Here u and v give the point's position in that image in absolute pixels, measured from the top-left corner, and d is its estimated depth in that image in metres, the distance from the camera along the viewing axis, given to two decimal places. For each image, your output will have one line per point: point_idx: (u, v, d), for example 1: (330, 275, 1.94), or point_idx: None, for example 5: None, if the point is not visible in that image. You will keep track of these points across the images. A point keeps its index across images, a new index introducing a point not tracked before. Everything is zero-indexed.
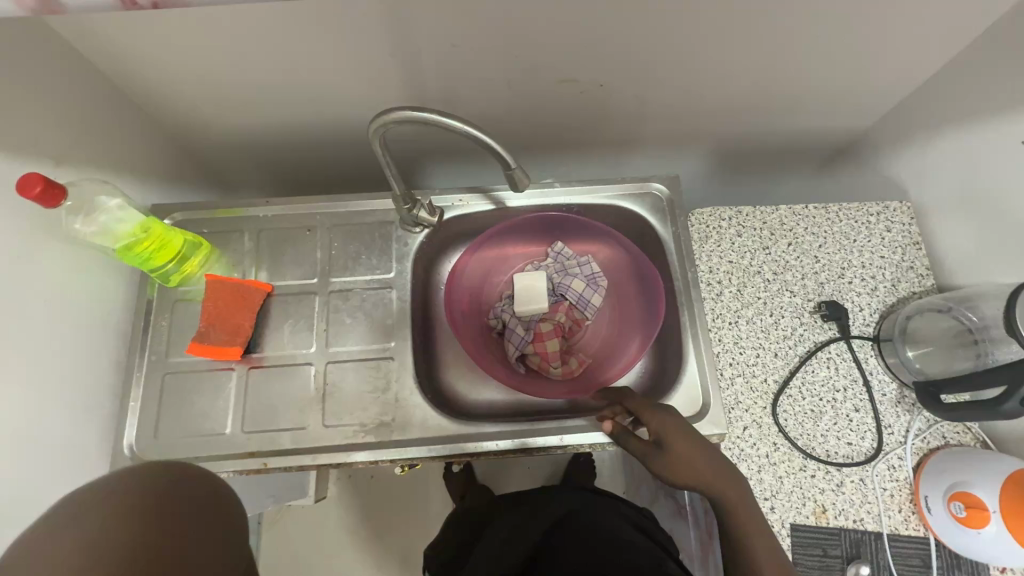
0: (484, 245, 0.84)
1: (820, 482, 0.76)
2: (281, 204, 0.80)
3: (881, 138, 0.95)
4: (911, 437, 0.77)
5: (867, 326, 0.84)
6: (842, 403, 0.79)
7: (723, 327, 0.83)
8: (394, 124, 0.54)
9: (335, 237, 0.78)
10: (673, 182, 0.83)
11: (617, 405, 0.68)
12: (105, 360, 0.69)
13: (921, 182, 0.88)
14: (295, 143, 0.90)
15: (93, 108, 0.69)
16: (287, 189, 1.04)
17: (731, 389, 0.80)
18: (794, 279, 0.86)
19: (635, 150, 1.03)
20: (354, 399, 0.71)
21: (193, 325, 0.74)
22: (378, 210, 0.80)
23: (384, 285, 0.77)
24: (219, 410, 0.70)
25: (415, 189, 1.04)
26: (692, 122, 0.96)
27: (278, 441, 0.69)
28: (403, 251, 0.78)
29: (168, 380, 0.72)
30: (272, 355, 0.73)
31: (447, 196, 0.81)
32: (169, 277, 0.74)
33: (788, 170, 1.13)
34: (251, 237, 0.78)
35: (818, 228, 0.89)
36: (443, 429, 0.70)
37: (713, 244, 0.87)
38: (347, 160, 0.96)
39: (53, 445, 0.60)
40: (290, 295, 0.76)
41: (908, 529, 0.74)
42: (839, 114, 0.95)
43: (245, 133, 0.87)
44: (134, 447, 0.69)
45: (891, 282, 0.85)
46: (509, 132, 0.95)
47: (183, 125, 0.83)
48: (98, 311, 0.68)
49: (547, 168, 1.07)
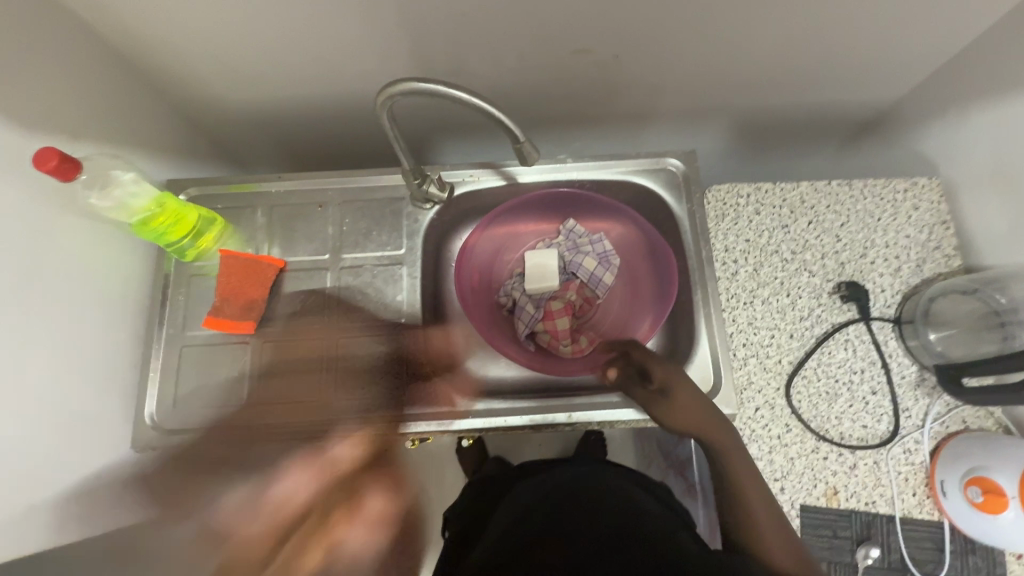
0: (494, 222, 0.84)
1: (832, 464, 0.75)
2: (293, 180, 0.80)
3: (911, 112, 0.91)
4: (929, 420, 0.75)
5: (888, 308, 0.81)
6: (858, 386, 0.78)
7: (737, 307, 0.82)
8: (400, 96, 0.54)
9: (346, 212, 0.78)
10: (690, 158, 0.81)
11: (619, 356, 0.73)
12: (125, 332, 0.71)
13: (952, 158, 0.84)
14: (306, 119, 0.90)
15: (107, 83, 0.69)
16: (300, 165, 1.04)
17: (743, 370, 0.79)
18: (814, 258, 0.84)
19: (652, 124, 1.00)
20: (365, 374, 0.72)
21: (208, 299, 0.76)
22: (388, 186, 0.80)
23: (395, 261, 0.77)
24: (235, 382, 0.72)
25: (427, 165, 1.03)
26: (711, 95, 0.93)
27: (292, 413, 0.70)
28: (414, 227, 0.78)
29: (186, 352, 0.74)
30: (285, 330, 0.74)
31: (458, 171, 0.81)
32: (185, 252, 0.75)
33: (811, 146, 1.09)
34: (263, 212, 0.79)
35: (840, 205, 0.86)
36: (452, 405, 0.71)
37: (730, 222, 0.85)
38: (358, 136, 0.96)
39: (75, 413, 0.63)
40: (302, 270, 0.76)
41: (922, 513, 0.73)
42: (866, 86, 0.90)
43: (257, 108, 0.87)
44: (154, 416, 0.71)
45: (915, 263, 0.82)
46: (522, 106, 0.93)
47: (196, 101, 0.83)
48: (118, 285, 0.70)
49: (561, 143, 1.04)
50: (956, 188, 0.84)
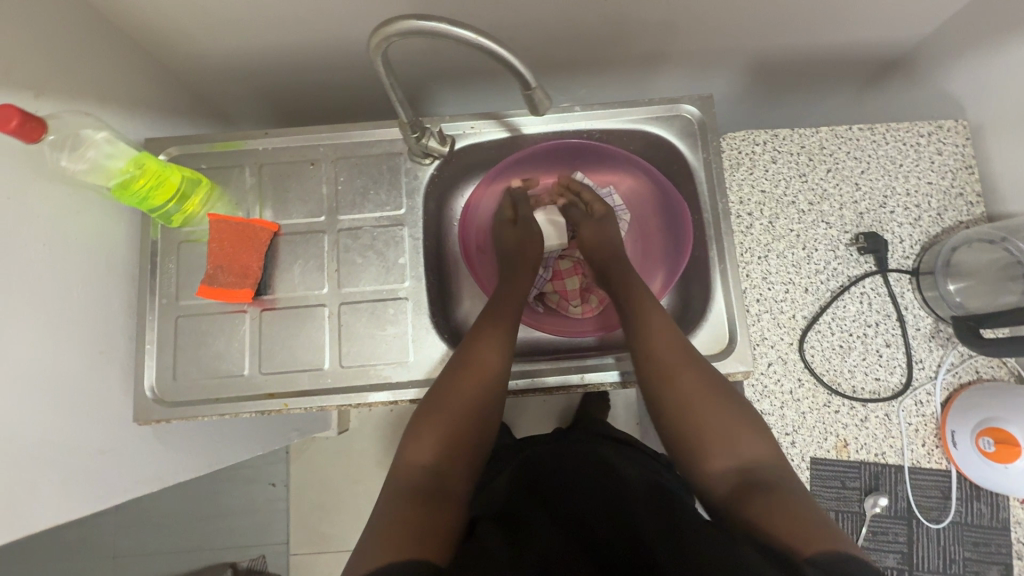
0: (501, 179, 0.80)
1: (844, 417, 0.75)
2: (280, 136, 0.74)
3: (939, 48, 0.85)
4: (942, 371, 0.75)
5: (906, 259, 0.79)
6: (872, 338, 0.77)
7: (751, 261, 0.79)
8: (397, 37, 0.48)
9: (340, 170, 0.73)
10: (706, 103, 0.75)
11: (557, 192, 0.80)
12: (116, 303, 0.68)
13: (981, 98, 0.79)
14: (292, 69, 0.83)
15: (72, 32, 0.62)
16: (290, 122, 0.98)
17: (757, 325, 0.77)
18: (831, 209, 0.80)
19: (663, 67, 0.93)
20: (370, 340, 0.70)
21: (200, 266, 0.72)
22: (384, 140, 0.74)
23: (395, 222, 0.73)
24: (236, 351, 0.70)
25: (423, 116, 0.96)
26: (727, 33, 0.86)
27: (297, 381, 0.69)
28: (413, 185, 0.73)
29: (182, 322, 0.71)
30: (284, 297, 0.71)
31: (459, 123, 0.75)
32: (171, 217, 0.71)
33: (829, 88, 1.03)
34: (252, 172, 0.74)
35: (861, 151, 0.81)
36: None
37: (745, 171, 0.81)
38: (349, 87, 0.89)
39: (68, 389, 0.60)
40: (298, 234, 0.72)
41: (930, 462, 0.74)
42: (894, 20, 0.83)
43: (238, 58, 0.79)
44: (155, 389, 0.69)
45: (936, 211, 0.79)
46: (525, 51, 0.86)
47: (167, 52, 0.76)
48: (103, 253, 0.66)
49: (566, 91, 0.98)
50: (984, 129, 0.79)
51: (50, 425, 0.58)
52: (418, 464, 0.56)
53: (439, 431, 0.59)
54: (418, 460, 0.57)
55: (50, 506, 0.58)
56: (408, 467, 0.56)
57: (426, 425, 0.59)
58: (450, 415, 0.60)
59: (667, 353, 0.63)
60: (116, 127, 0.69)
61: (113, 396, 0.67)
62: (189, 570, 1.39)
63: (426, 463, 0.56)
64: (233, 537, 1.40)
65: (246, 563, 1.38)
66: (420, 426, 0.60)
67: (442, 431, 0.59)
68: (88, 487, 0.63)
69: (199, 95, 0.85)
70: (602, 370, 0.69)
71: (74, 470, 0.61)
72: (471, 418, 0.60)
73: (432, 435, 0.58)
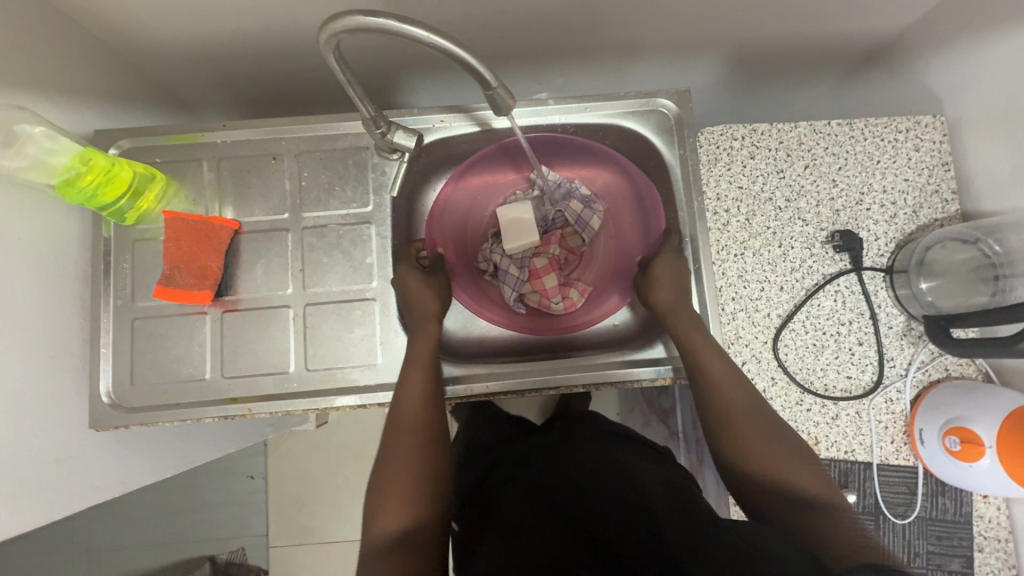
0: (457, 179, 0.76)
1: (815, 415, 0.75)
2: (239, 128, 0.71)
3: (918, 41, 0.83)
4: (912, 369, 0.75)
5: (881, 257, 0.79)
6: (845, 337, 0.77)
7: (727, 259, 0.78)
8: (346, 33, 0.45)
9: (304, 165, 0.70)
10: (684, 97, 0.73)
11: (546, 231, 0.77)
12: (67, 304, 0.65)
13: (959, 93, 0.78)
14: (254, 57, 0.79)
15: (10, 16, 0.58)
16: (255, 111, 0.94)
17: (731, 324, 0.77)
18: (809, 206, 0.79)
19: (640, 57, 0.91)
20: (338, 343, 0.68)
21: (157, 266, 0.69)
22: (350, 134, 0.71)
23: (362, 220, 0.70)
24: (197, 355, 0.67)
25: (394, 106, 0.93)
26: (706, 21, 0.83)
27: (260, 385, 0.66)
28: (380, 180, 0.70)
29: (139, 325, 0.68)
30: (246, 298, 0.68)
31: (427, 116, 0.72)
32: (124, 214, 0.67)
33: (809, 78, 1.01)
34: (210, 166, 0.70)
35: (839, 147, 0.80)
36: None
37: (723, 167, 0.80)
38: (314, 76, 0.85)
39: (16, 396, 0.58)
40: (260, 232, 0.69)
41: (898, 459, 0.75)
42: (877, 11, 0.81)
43: (194, 44, 0.75)
44: (112, 394, 0.66)
45: (911, 209, 0.79)
46: (499, 39, 0.82)
47: (115, 36, 0.71)
48: (51, 253, 0.63)
49: (542, 80, 0.95)
50: (960, 126, 0.78)
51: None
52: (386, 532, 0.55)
53: (400, 481, 0.57)
54: (386, 525, 0.55)
55: (2, 516, 0.56)
56: (375, 541, 0.54)
57: (386, 497, 0.56)
58: (399, 469, 0.58)
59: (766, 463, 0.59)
60: (62, 120, 0.65)
61: (67, 402, 0.64)
62: (165, 564, 1.38)
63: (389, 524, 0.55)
64: (211, 530, 1.39)
65: (225, 555, 1.37)
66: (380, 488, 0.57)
67: (405, 481, 0.57)
68: (43, 497, 0.61)
69: (153, 81, 0.81)
70: (584, 370, 0.69)
71: (28, 481, 0.59)
72: (426, 452, 0.60)
73: (393, 490, 0.57)
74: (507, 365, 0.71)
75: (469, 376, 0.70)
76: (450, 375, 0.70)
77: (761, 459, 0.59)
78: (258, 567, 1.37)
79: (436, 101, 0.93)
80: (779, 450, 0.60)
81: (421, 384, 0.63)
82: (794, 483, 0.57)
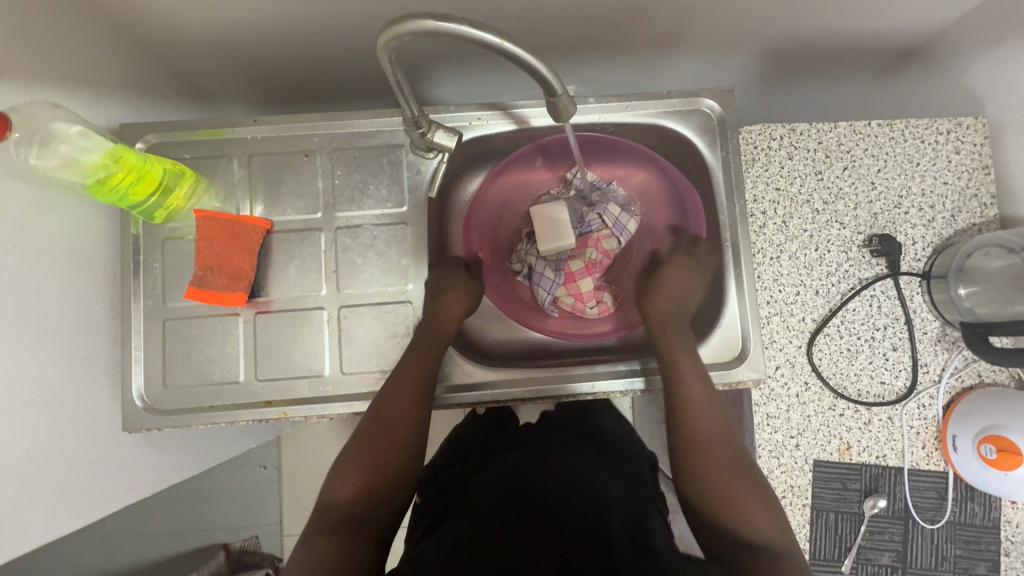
0: (496, 175, 0.74)
1: (848, 420, 0.75)
2: (270, 123, 0.68)
3: (962, 39, 0.81)
4: (946, 375, 0.75)
5: (918, 262, 0.78)
6: (880, 342, 0.76)
7: (763, 262, 0.77)
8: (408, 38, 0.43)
9: (337, 163, 0.68)
10: (727, 97, 0.72)
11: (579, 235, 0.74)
12: (96, 304, 0.63)
13: (1004, 95, 0.76)
14: (281, 47, 0.76)
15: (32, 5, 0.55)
16: (279, 102, 0.91)
17: (766, 327, 0.76)
18: (846, 209, 0.78)
19: (675, 50, 0.88)
20: (373, 346, 0.67)
21: (187, 266, 0.67)
22: (384, 131, 0.69)
23: (398, 220, 0.68)
24: (231, 357, 0.66)
25: (420, 99, 0.90)
26: (747, 14, 0.81)
27: (295, 389, 0.66)
28: (415, 180, 0.68)
29: (170, 326, 0.66)
30: (279, 300, 0.67)
31: (465, 114, 0.70)
32: (154, 212, 0.65)
33: (843, 75, 0.99)
34: (240, 163, 0.68)
35: (879, 149, 0.79)
36: (465, 376, 0.70)
37: (761, 167, 0.78)
38: (342, 67, 0.83)
39: (48, 401, 0.57)
40: (292, 232, 0.68)
41: (929, 464, 0.75)
42: (922, 8, 0.79)
43: (218, 34, 0.72)
44: (145, 396, 0.65)
45: (950, 213, 0.78)
46: (534, 31, 0.80)
47: (139, 25, 0.68)
48: (79, 252, 0.61)
49: (574, 73, 0.92)
50: (1003, 129, 0.77)
51: (33, 441, 0.55)
52: (342, 499, 0.56)
53: (363, 464, 0.58)
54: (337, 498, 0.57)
55: (35, 521, 0.55)
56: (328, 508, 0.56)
57: (351, 474, 0.58)
58: (373, 453, 0.59)
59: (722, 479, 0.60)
60: (87, 114, 0.63)
61: (97, 403, 0.64)
62: (179, 552, 1.39)
63: (347, 495, 0.57)
64: (224, 519, 1.40)
65: (239, 544, 1.38)
66: (346, 459, 0.59)
67: (371, 468, 0.58)
68: (75, 500, 0.60)
69: (178, 72, 0.78)
70: (613, 378, 0.69)
71: (60, 485, 0.58)
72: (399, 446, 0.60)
73: (353, 471, 0.58)
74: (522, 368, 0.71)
75: (502, 380, 0.69)
76: (475, 377, 0.70)
77: (715, 480, 0.60)
78: (272, 555, 1.38)
79: (464, 95, 0.91)
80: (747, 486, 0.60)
81: (415, 386, 0.62)
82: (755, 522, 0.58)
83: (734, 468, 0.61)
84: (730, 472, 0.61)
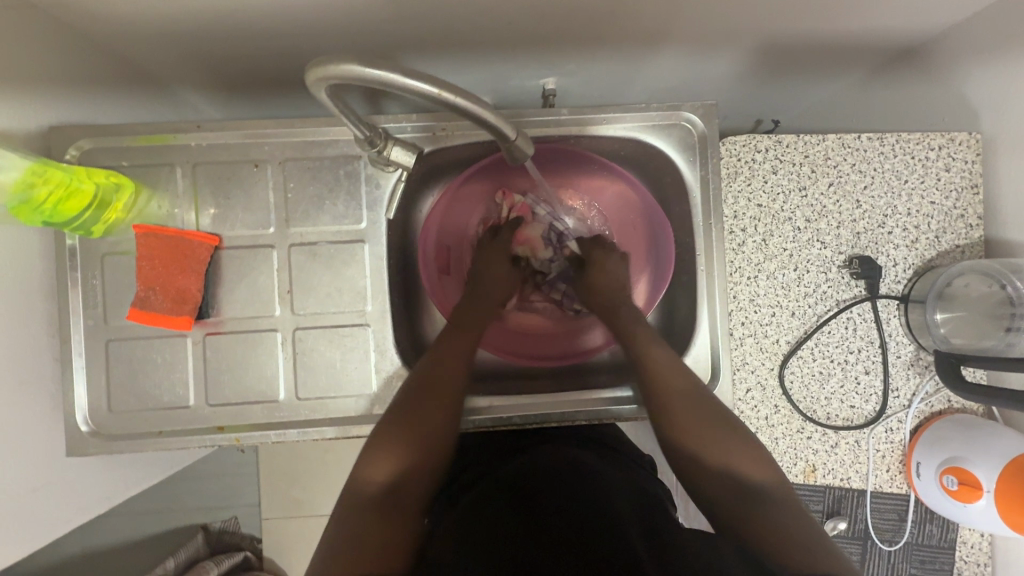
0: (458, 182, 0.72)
1: (815, 443, 0.75)
2: (216, 130, 0.63)
3: (957, 48, 0.76)
4: (916, 401, 0.74)
5: (897, 284, 0.75)
6: (853, 365, 0.75)
7: (740, 282, 0.75)
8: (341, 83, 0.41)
9: (290, 174, 0.64)
10: (710, 110, 0.68)
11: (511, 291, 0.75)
12: (34, 327, 0.60)
13: (1000, 111, 0.72)
14: (230, 45, 0.70)
15: None
16: (235, 95, 0.84)
17: (739, 349, 0.75)
18: (828, 227, 0.75)
19: (662, 44, 0.82)
20: (330, 371, 0.64)
21: (128, 284, 0.63)
22: (340, 141, 0.64)
23: (356, 238, 0.64)
24: (180, 382, 0.63)
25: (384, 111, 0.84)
26: (735, 13, 0.75)
27: (249, 414, 0.63)
28: (374, 195, 0.64)
29: (115, 348, 0.63)
30: (230, 319, 0.63)
31: (429, 124, 0.66)
32: (90, 228, 0.60)
33: (836, 74, 0.94)
34: (184, 172, 0.63)
35: (866, 164, 0.75)
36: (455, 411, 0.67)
37: (743, 181, 0.74)
38: (303, 64, 0.76)
39: None
40: (242, 249, 0.64)
41: (892, 487, 0.76)
42: (922, 14, 0.74)
43: (156, 30, 0.65)
44: (90, 420, 0.62)
45: (935, 233, 0.75)
46: (509, 26, 0.73)
47: (68, 20, 0.61)
48: (12, 273, 0.57)
49: (553, 68, 0.86)
50: (997, 147, 0.73)
51: None
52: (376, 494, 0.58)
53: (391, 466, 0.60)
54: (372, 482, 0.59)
55: None
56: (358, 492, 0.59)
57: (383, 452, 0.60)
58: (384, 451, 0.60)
59: (679, 405, 0.63)
60: (10, 120, 0.57)
61: (40, 432, 0.61)
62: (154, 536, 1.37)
63: (382, 486, 0.59)
64: (199, 501, 1.33)
65: (218, 525, 1.33)
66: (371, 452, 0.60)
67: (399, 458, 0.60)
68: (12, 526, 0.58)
69: (124, 68, 0.71)
70: (621, 404, 0.68)
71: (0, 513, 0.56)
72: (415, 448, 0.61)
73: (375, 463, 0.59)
74: (519, 395, 0.69)
75: (502, 404, 0.67)
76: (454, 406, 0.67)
77: (680, 425, 0.63)
78: (250, 536, 1.34)
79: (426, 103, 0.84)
80: (720, 436, 0.61)
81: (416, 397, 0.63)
82: (741, 474, 0.59)
83: (704, 428, 0.62)
84: (690, 408, 0.63)
